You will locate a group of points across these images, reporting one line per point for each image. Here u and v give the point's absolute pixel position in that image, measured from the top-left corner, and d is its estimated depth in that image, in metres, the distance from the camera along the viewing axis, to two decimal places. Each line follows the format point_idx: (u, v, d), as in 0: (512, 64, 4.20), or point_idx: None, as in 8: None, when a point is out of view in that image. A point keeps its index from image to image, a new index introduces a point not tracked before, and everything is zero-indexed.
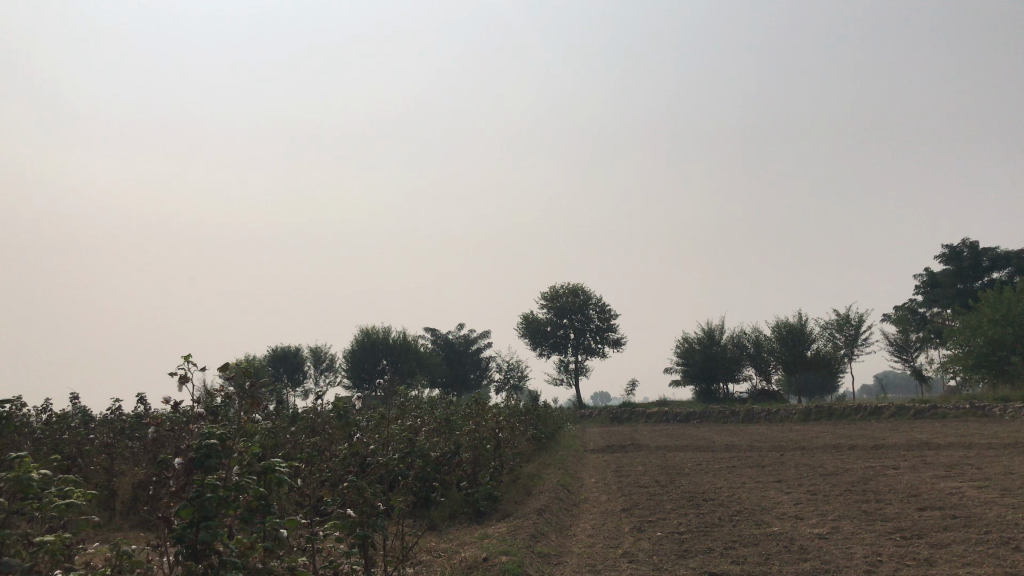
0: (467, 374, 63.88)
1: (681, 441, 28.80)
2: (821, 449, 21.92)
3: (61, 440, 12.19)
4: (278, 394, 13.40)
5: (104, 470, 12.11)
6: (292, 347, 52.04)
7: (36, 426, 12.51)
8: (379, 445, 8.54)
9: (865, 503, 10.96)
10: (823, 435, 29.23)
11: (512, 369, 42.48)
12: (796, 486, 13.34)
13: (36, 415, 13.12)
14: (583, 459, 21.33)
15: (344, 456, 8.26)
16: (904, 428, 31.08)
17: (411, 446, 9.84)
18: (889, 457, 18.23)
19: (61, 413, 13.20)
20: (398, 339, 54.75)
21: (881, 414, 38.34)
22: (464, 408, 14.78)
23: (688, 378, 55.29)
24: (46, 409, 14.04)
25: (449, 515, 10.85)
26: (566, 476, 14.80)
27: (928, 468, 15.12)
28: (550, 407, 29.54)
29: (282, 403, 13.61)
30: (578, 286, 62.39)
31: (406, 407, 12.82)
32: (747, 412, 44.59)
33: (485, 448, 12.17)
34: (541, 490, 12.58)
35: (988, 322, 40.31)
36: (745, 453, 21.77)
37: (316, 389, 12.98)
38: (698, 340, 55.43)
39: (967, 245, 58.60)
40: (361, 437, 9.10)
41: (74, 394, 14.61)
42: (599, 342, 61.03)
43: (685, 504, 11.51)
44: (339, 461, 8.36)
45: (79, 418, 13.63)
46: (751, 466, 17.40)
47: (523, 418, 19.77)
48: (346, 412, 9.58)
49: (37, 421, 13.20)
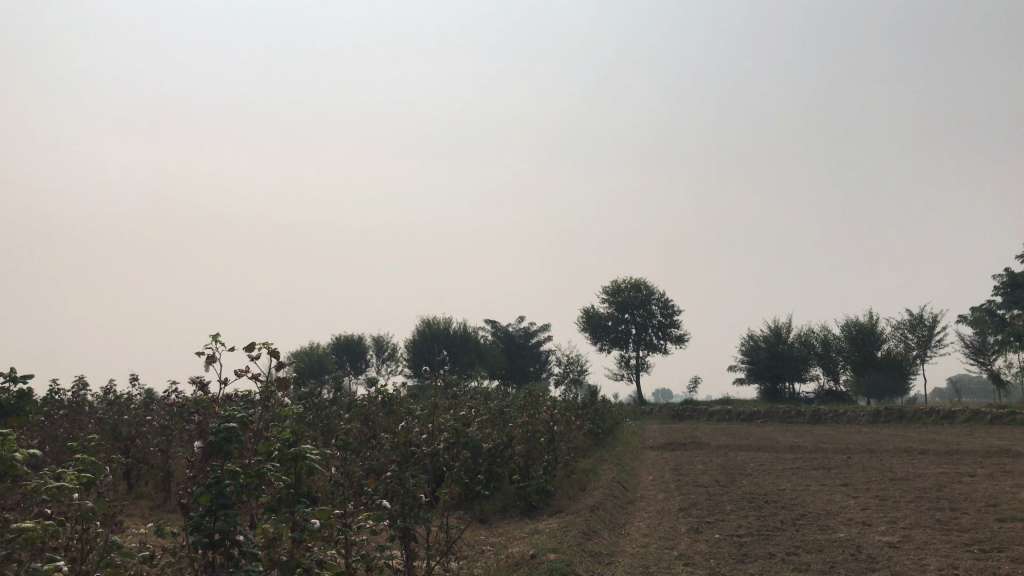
0: (527, 367, 63.71)
1: (743, 440, 28.13)
2: (891, 452, 21.10)
3: (119, 421, 12.31)
4: (336, 383, 13.33)
5: (161, 452, 12.20)
6: (355, 336, 52.52)
7: (98, 407, 12.66)
8: (427, 434, 8.36)
9: (939, 512, 10.35)
10: (892, 439, 28.24)
11: (572, 363, 42.03)
12: (864, 490, 12.75)
13: (100, 396, 13.31)
14: (641, 455, 20.90)
15: (390, 446, 8.09)
16: (979, 433, 29.85)
17: (461, 436, 9.62)
18: (963, 463, 17.40)
19: (122, 395, 13.35)
20: (459, 331, 54.89)
21: (955, 418, 36.89)
22: (520, 399, 14.52)
23: (752, 376, 54.17)
24: (108, 389, 14.24)
25: (501, 509, 10.63)
26: (622, 473, 14.44)
27: (1007, 477, 14.33)
28: (608, 401, 29.18)
29: (339, 392, 13.53)
30: (641, 281, 61.60)
31: (460, 397, 12.60)
32: (813, 413, 43.44)
33: (539, 441, 11.86)
34: (595, 486, 12.26)
35: None
36: (810, 455, 21.07)
37: (376, 378, 12.85)
38: (763, 337, 54.30)
39: None
40: (410, 426, 8.93)
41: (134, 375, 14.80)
42: (661, 338, 60.24)
43: (746, 506, 11.06)
44: (386, 451, 8.19)
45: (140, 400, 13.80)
46: (815, 468, 16.78)
47: (580, 412, 19.44)
48: (391, 399, 9.41)
49: (101, 402, 13.38)
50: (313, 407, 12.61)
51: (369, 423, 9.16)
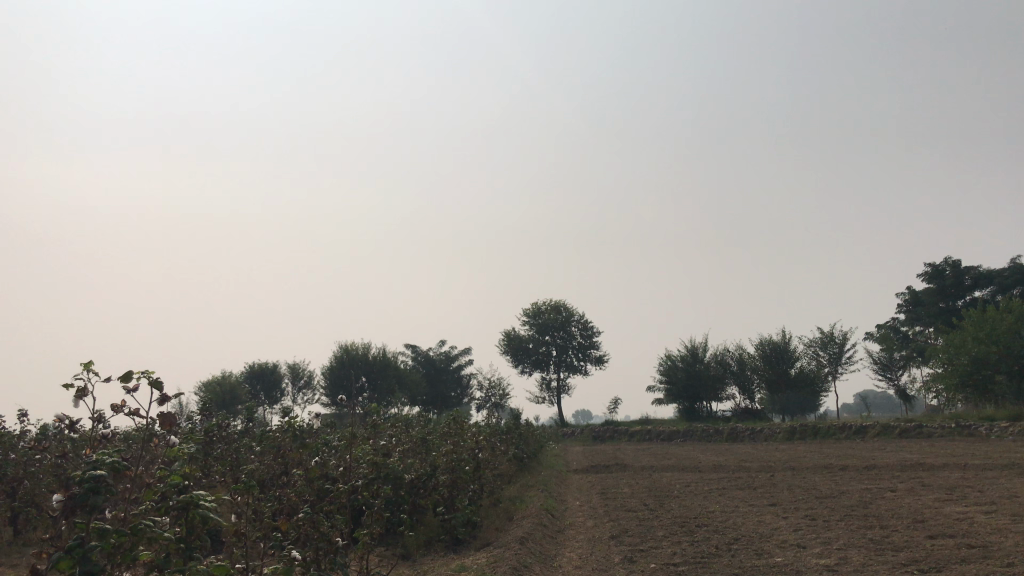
0: (448, 392, 62.95)
1: (667, 461, 28.06)
2: (812, 470, 21.24)
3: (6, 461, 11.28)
4: (249, 414, 12.54)
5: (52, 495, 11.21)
6: (270, 364, 50.91)
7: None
8: (341, 469, 7.86)
9: (870, 530, 10.26)
10: (811, 455, 28.67)
11: (493, 387, 41.56)
12: (792, 510, 12.65)
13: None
14: (566, 480, 20.51)
15: (302, 483, 7.51)
16: (893, 447, 30.51)
17: (379, 470, 9.08)
18: (884, 478, 17.60)
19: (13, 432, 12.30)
20: (378, 356, 53.87)
21: (866, 433, 37.79)
22: (443, 427, 13.97)
23: (671, 396, 54.68)
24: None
25: (425, 544, 10.07)
26: (549, 500, 14.01)
27: (927, 491, 14.49)
28: (531, 425, 28.74)
29: (252, 423, 12.75)
30: (560, 302, 61.75)
31: (380, 425, 12.03)
32: (731, 431, 44.00)
33: (465, 469, 11.32)
34: (523, 515, 11.78)
35: (972, 340, 39.83)
36: (734, 474, 21.04)
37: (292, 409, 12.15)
38: (681, 357, 55.00)
39: (950, 264, 58.54)
40: (324, 461, 8.38)
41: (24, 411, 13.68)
42: (581, 359, 60.40)
43: (677, 531, 10.79)
44: (297, 492, 7.60)
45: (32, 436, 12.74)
46: (741, 488, 16.70)
47: (505, 438, 19.01)
48: (301, 433, 8.86)
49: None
50: (222, 440, 11.87)
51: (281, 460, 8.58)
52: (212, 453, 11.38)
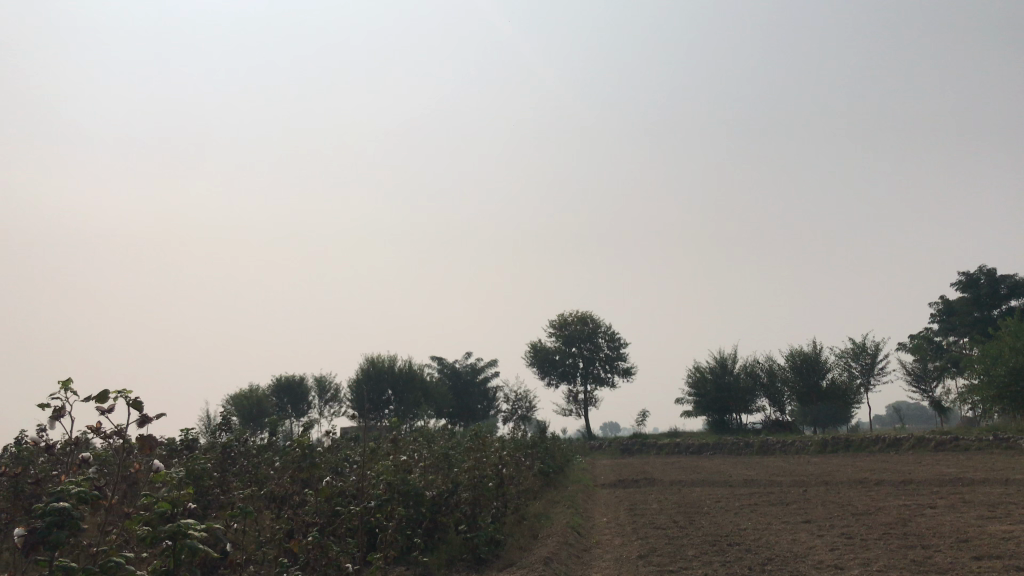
0: (474, 405, 62.64)
1: (696, 475, 27.57)
2: (847, 484, 20.68)
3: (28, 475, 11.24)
4: (272, 427, 12.41)
5: None
6: (296, 377, 50.91)
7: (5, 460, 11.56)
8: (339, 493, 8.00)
9: (910, 550, 9.81)
10: (844, 468, 28.00)
11: (520, 400, 41.21)
12: (827, 528, 12.20)
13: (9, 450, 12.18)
14: (593, 495, 20.13)
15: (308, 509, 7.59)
16: (929, 461, 29.75)
17: (393, 490, 8.99)
18: (921, 493, 17.04)
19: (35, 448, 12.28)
20: (404, 368, 53.74)
21: (901, 446, 36.93)
22: (467, 441, 13.67)
23: (700, 409, 53.98)
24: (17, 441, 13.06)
25: (447, 563, 9.79)
26: (575, 516, 13.69)
27: (969, 508, 13.98)
28: (558, 438, 28.40)
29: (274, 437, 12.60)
30: (587, 314, 61.32)
31: (400, 440, 11.80)
32: (761, 444, 43.26)
33: (487, 486, 11.04)
34: (548, 533, 11.45)
35: (1009, 350, 38.85)
36: (766, 489, 20.53)
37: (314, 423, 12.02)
38: (710, 369, 54.32)
39: (984, 272, 57.41)
40: (335, 484, 8.35)
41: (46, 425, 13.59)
42: (608, 371, 59.90)
43: (708, 551, 10.40)
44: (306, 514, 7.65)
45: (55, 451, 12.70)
46: (773, 504, 16.24)
47: (530, 452, 18.68)
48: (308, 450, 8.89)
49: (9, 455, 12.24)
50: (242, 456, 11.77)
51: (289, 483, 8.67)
52: (232, 470, 11.22)
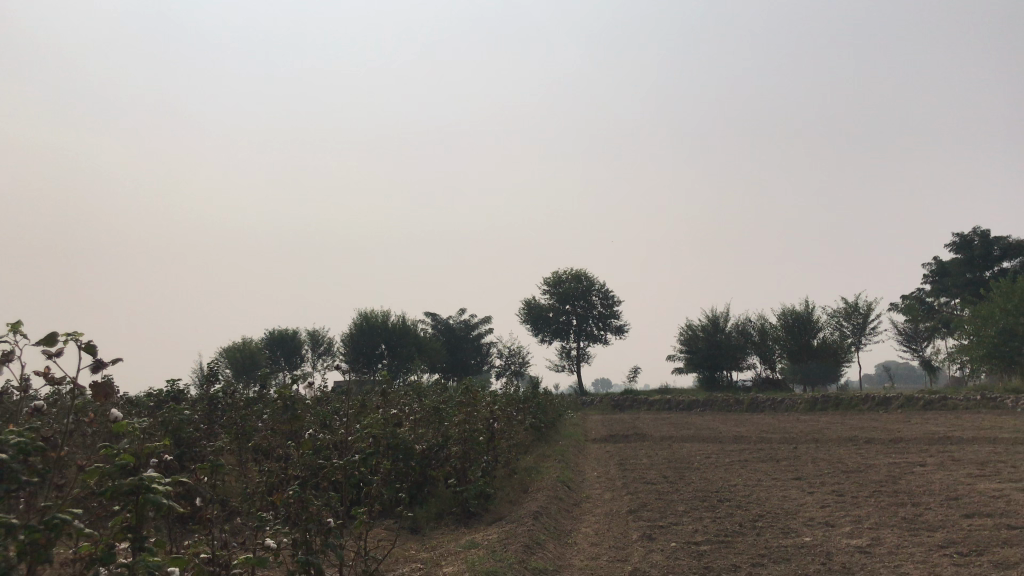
0: (467, 360, 62.76)
1: (686, 431, 27.69)
2: (836, 442, 20.75)
3: None
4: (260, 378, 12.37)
5: None
6: (289, 331, 50.82)
7: None
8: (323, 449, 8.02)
9: (902, 508, 9.77)
10: (834, 427, 28.13)
11: (512, 355, 41.24)
12: (818, 485, 12.16)
13: None
14: (584, 450, 20.15)
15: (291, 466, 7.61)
16: (917, 420, 29.93)
17: (380, 445, 9.03)
18: (911, 452, 17.07)
19: None
20: (397, 323, 53.67)
21: (889, 405, 37.11)
22: (458, 395, 13.53)
23: (691, 366, 54.17)
24: None
25: (435, 517, 9.72)
26: (565, 471, 13.65)
27: (959, 466, 13.97)
28: (550, 394, 28.45)
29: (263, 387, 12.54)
30: (581, 271, 61.16)
31: (391, 394, 11.70)
32: (750, 401, 43.49)
33: (478, 440, 10.92)
34: (538, 488, 11.38)
35: (1000, 311, 38.83)
36: (757, 446, 20.59)
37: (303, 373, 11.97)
38: (701, 327, 54.43)
39: (978, 233, 57.28)
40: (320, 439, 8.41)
41: None
42: (601, 328, 60.00)
43: (699, 506, 10.33)
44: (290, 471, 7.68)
45: None
46: (763, 461, 16.23)
47: (522, 407, 18.63)
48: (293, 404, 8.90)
49: None
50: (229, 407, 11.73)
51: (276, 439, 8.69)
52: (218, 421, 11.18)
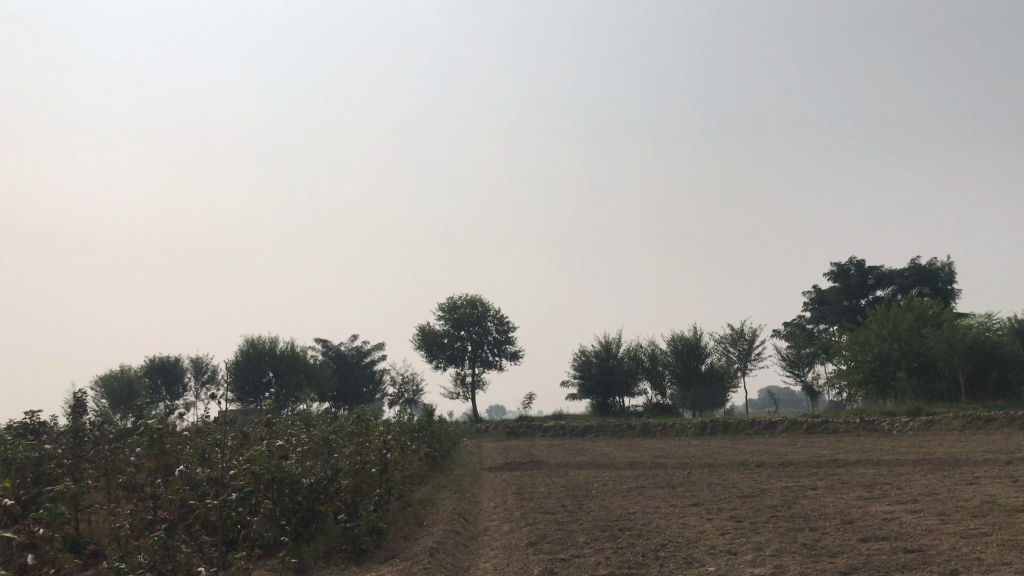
0: (359, 388, 61.37)
1: (581, 457, 27.63)
2: (730, 467, 21.00)
3: None
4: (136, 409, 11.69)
5: None
6: (171, 358, 48.47)
7: None
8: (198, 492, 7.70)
9: (800, 533, 9.76)
10: (725, 451, 28.60)
11: (406, 383, 40.39)
12: (716, 511, 12.09)
13: None
14: (479, 479, 19.71)
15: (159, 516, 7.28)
16: (803, 443, 30.80)
17: (257, 480, 8.63)
18: (801, 475, 17.33)
19: None
20: (286, 350, 52.00)
21: (775, 429, 38.12)
22: (349, 424, 12.86)
23: (584, 392, 54.56)
24: None
25: (323, 555, 9.10)
26: (462, 502, 13.18)
27: (849, 489, 14.20)
28: (445, 422, 27.87)
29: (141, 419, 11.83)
30: (476, 297, 60.96)
31: (277, 425, 11.03)
32: (643, 426, 43.96)
33: (371, 473, 10.33)
34: (433, 521, 10.88)
35: (876, 337, 40.63)
36: (653, 472, 20.57)
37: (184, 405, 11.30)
38: (595, 352, 54.99)
39: (854, 263, 60.15)
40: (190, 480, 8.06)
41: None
42: (496, 354, 59.82)
43: (600, 537, 10.05)
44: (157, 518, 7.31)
45: None
46: (661, 487, 16.17)
47: (416, 436, 18.05)
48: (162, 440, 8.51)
49: None
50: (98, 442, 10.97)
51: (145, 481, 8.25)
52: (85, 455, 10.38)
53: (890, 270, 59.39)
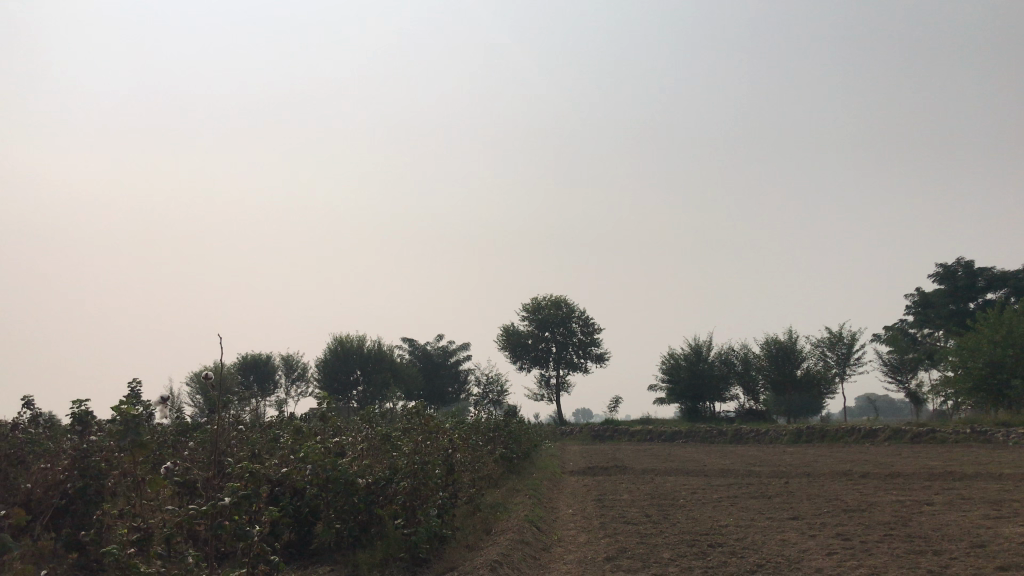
0: (444, 388, 61.16)
1: (668, 463, 26.35)
2: (832, 477, 19.46)
3: None
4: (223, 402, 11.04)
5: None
6: (262, 355, 49.11)
7: None
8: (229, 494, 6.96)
9: (923, 557, 8.42)
10: (823, 460, 26.81)
11: (491, 384, 39.70)
12: (819, 527, 10.79)
13: None
14: (559, 483, 18.77)
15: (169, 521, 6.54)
16: (910, 453, 28.69)
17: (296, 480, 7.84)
18: (913, 489, 15.73)
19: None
20: (373, 348, 52.07)
21: (877, 437, 35.83)
22: (417, 420, 12.07)
23: (673, 396, 52.93)
24: None
25: (380, 564, 8.21)
26: (536, 508, 12.28)
27: (972, 506, 12.61)
28: (527, 423, 27.01)
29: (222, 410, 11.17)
30: (561, 298, 59.94)
31: (333, 420, 10.37)
32: (734, 433, 42.11)
33: (434, 473, 9.48)
34: (503, 529, 9.98)
35: (987, 343, 37.75)
36: (747, 480, 19.21)
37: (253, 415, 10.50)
38: (684, 356, 53.25)
39: (962, 264, 56.53)
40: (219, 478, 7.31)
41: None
42: (582, 356, 58.61)
43: (688, 554, 8.91)
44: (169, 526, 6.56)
45: None
46: (755, 497, 14.89)
47: (492, 436, 17.24)
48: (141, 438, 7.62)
49: None
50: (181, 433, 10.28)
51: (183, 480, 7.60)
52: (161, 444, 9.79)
53: (1002, 271, 55.55)
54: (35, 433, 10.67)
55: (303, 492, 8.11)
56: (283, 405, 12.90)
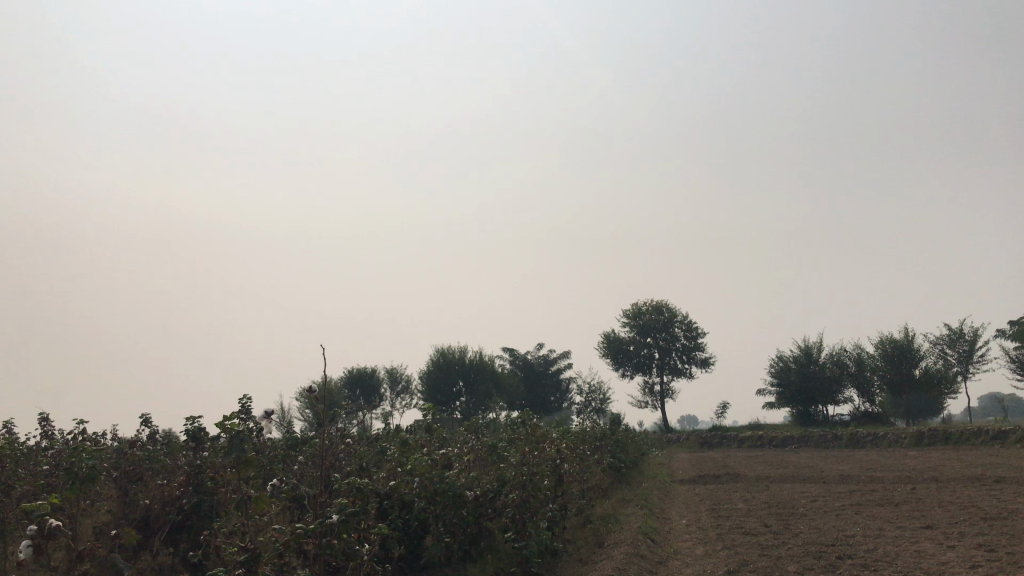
0: (547, 397, 60.96)
1: (781, 470, 25.32)
2: (964, 482, 18.24)
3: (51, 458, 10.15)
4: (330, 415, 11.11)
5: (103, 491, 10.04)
6: (367, 369, 50.03)
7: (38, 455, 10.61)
8: (335, 508, 6.89)
9: None
10: (950, 464, 25.23)
11: (594, 392, 39.18)
12: (957, 537, 10.03)
13: (51, 446, 11.32)
14: (670, 492, 18.21)
15: (277, 539, 6.50)
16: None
17: (402, 490, 7.74)
18: None
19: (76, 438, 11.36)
20: (475, 359, 52.37)
21: (1007, 438, 33.63)
22: (522, 430, 11.86)
23: (784, 400, 51.29)
24: (56, 435, 12.01)
25: None
26: (648, 519, 11.89)
27: None
28: (632, 431, 26.46)
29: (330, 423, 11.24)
30: (662, 303, 58.94)
31: (438, 431, 10.29)
32: (851, 437, 40.31)
33: (542, 485, 9.29)
34: (615, 541, 9.69)
35: None
36: (872, 486, 18.20)
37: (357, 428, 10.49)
38: (794, 358, 51.50)
39: None
40: (326, 495, 7.24)
41: (85, 423, 12.48)
42: (685, 362, 57.35)
43: (816, 566, 8.38)
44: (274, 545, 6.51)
45: (92, 440, 11.71)
46: (881, 505, 14.04)
47: (598, 445, 16.88)
48: (246, 452, 7.66)
49: (51, 448, 11.33)
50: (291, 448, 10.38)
51: (292, 496, 7.62)
52: (271, 461, 9.88)
53: None
54: (155, 450, 10.95)
55: (412, 506, 7.91)
56: (389, 417, 12.94)
